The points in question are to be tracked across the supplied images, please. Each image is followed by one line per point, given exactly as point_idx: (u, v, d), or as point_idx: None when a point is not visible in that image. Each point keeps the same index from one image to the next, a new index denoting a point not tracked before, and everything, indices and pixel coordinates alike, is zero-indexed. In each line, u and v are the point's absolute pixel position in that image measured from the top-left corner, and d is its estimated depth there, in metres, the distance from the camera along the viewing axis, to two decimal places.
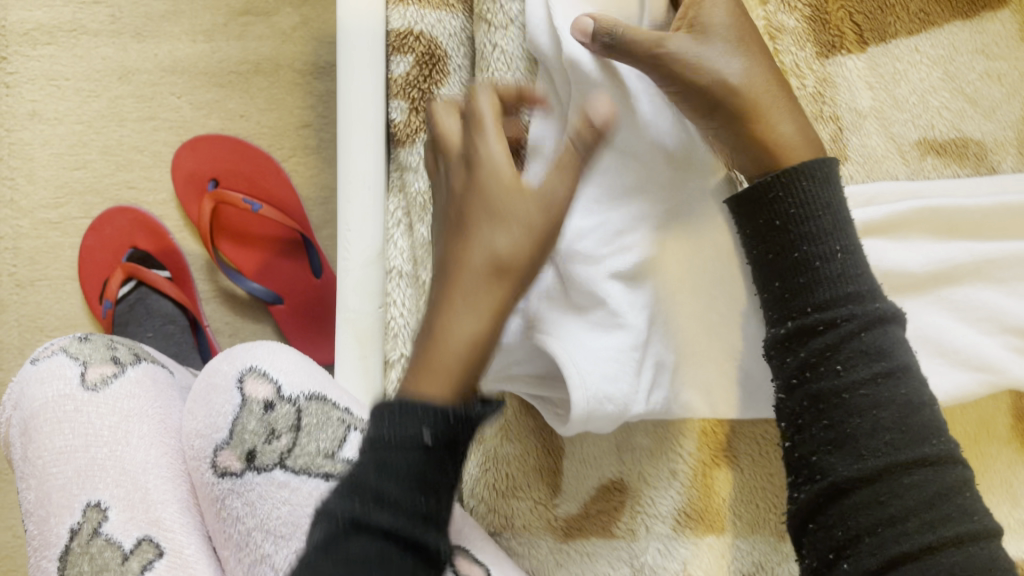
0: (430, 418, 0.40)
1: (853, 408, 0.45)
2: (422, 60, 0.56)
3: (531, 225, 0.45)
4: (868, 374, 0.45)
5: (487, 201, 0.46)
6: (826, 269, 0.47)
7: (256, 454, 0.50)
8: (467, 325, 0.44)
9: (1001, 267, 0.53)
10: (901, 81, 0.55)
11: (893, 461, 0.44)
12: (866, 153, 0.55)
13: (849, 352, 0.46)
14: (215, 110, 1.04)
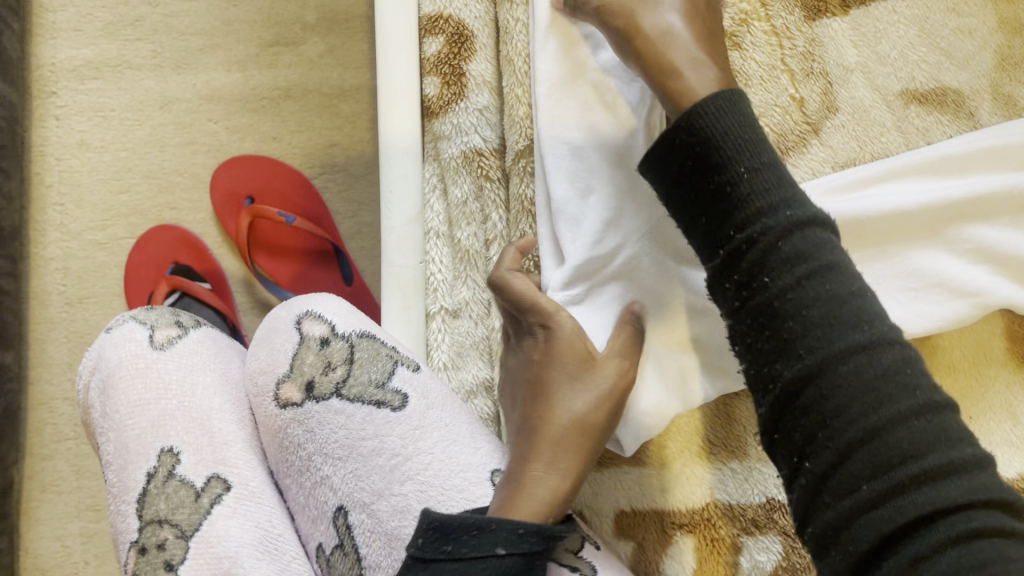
0: (502, 535, 0.46)
1: (789, 312, 0.40)
2: (452, 39, 0.62)
3: (610, 392, 0.50)
4: (795, 279, 0.40)
5: (565, 368, 0.51)
6: (755, 185, 0.42)
7: (313, 385, 0.55)
8: (548, 484, 0.49)
9: (997, 204, 0.55)
10: (882, 38, 0.61)
11: (828, 350, 0.39)
12: (855, 105, 0.60)
13: (774, 260, 0.40)
14: (249, 133, 1.11)
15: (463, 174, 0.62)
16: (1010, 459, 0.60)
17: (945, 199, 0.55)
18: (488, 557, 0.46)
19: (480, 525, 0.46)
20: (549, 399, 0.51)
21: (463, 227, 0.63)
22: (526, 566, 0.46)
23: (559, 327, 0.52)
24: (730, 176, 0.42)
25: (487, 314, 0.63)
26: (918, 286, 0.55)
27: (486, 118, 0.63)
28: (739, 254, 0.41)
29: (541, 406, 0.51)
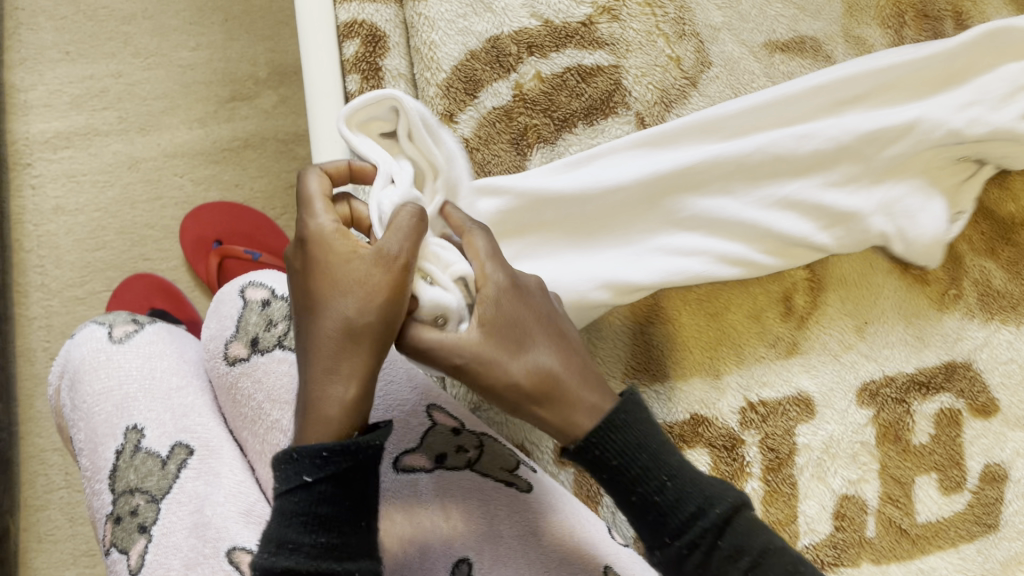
0: (303, 464, 0.47)
1: (658, 511, 0.49)
2: (367, 41, 0.70)
3: (366, 285, 0.48)
4: (657, 477, 0.49)
5: (330, 270, 0.49)
6: (613, 453, 0.49)
7: (258, 340, 0.60)
8: (336, 392, 0.48)
9: (833, 147, 0.64)
10: (742, 0, 0.70)
11: (699, 552, 0.48)
12: (726, 58, 0.69)
13: (699, 529, 0.48)
14: (213, 183, 1.19)
15: None
16: (906, 356, 0.67)
17: (781, 147, 0.63)
18: (297, 489, 0.48)
19: (289, 459, 0.48)
20: (319, 300, 0.49)
21: None
22: (338, 489, 0.48)
23: (324, 226, 0.50)
24: (619, 433, 0.49)
25: None
26: (817, 200, 0.63)
27: None
28: (655, 529, 0.50)
29: (318, 314, 0.49)
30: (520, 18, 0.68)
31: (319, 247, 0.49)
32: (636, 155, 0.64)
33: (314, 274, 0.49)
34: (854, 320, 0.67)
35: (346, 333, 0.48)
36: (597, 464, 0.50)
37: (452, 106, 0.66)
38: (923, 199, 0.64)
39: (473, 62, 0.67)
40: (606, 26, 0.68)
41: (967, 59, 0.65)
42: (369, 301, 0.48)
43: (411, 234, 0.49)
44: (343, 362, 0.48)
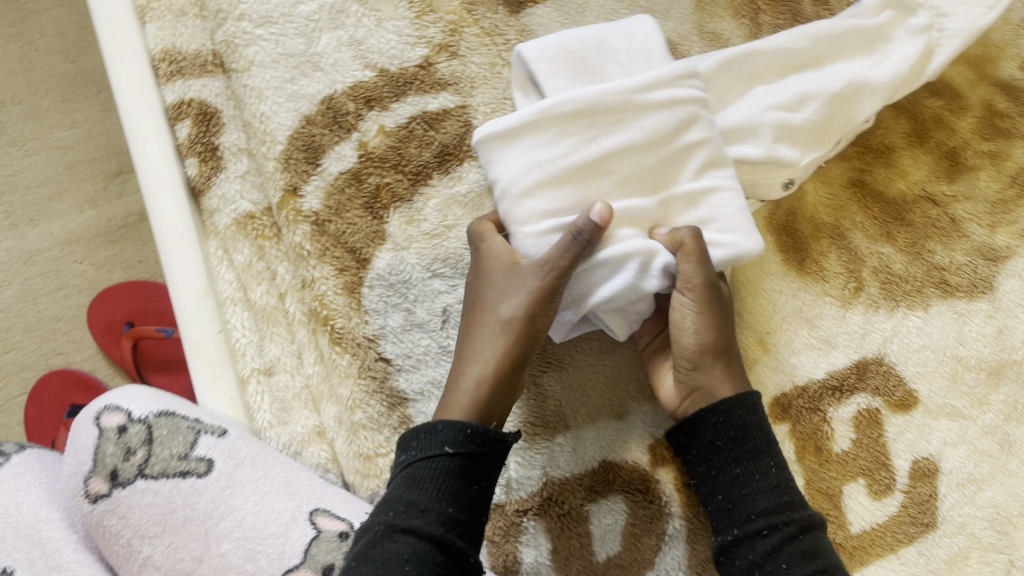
0: (447, 436, 0.50)
1: (736, 495, 0.54)
2: (199, 120, 0.66)
3: (537, 293, 0.52)
4: (765, 458, 0.54)
5: (492, 277, 0.54)
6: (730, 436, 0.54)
7: (116, 473, 0.56)
8: (472, 374, 0.53)
9: (677, 130, 0.56)
10: (585, 12, 0.65)
11: (776, 537, 0.52)
12: None
13: (791, 551, 0.51)
14: (115, 265, 1.05)
15: (241, 239, 0.65)
16: (816, 361, 0.63)
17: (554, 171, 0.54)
18: (436, 458, 0.50)
19: (428, 429, 0.51)
20: (479, 297, 0.54)
21: (256, 288, 0.65)
22: (469, 466, 0.50)
23: (493, 246, 0.55)
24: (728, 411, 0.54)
25: (301, 363, 0.65)
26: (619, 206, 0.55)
27: (249, 183, 0.66)
28: (728, 509, 0.54)
29: (472, 314, 0.55)
30: (352, 71, 0.63)
31: (495, 262, 0.54)
32: (494, 135, 0.55)
33: (478, 285, 0.55)
34: (755, 333, 0.63)
35: (510, 324, 0.53)
36: (712, 429, 0.54)
37: (291, 179, 0.62)
38: (738, 198, 0.56)
39: (310, 127, 0.63)
40: (445, 65, 0.64)
41: (732, 75, 0.60)
42: (522, 306, 0.52)
43: (572, 252, 0.51)
44: (488, 351, 0.53)
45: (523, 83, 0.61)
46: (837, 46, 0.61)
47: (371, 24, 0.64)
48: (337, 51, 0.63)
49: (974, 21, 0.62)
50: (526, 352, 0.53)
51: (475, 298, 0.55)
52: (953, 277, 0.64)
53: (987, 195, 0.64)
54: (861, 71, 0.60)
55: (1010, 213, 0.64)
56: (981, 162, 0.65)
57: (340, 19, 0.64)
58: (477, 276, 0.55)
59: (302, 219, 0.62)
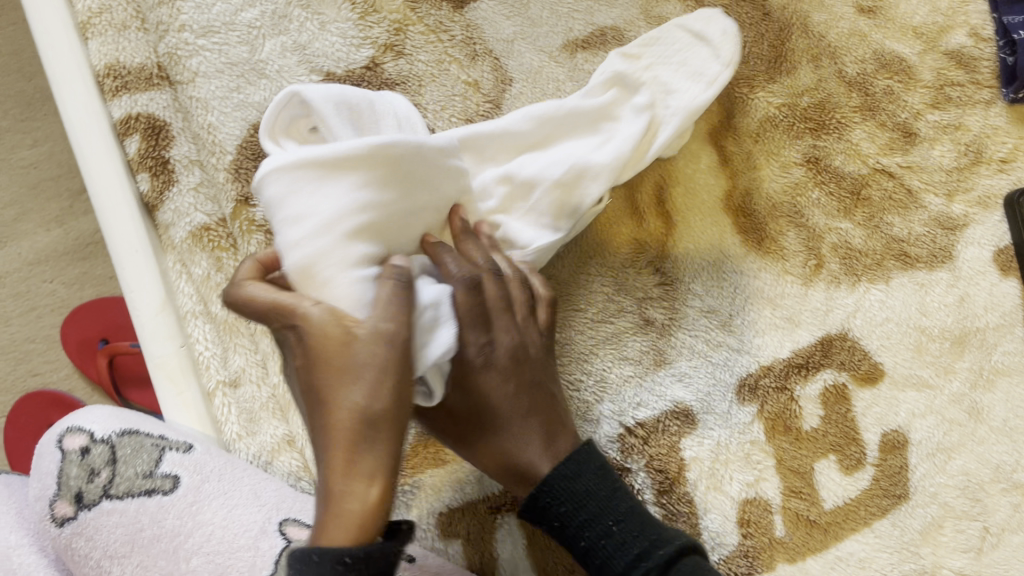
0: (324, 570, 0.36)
1: (599, 559, 0.48)
2: (148, 133, 0.65)
3: (381, 364, 0.40)
4: (602, 521, 0.48)
5: (322, 359, 0.40)
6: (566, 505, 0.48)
7: (82, 495, 0.56)
8: (346, 492, 0.38)
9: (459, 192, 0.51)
10: (530, 4, 0.65)
11: None
12: (524, 70, 0.64)
13: None
14: (86, 281, 0.98)
15: (198, 252, 0.64)
16: (780, 340, 0.63)
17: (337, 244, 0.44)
18: None
19: (306, 567, 0.36)
20: (318, 382, 0.40)
21: (216, 300, 0.64)
22: None
23: (314, 311, 0.41)
24: (551, 488, 0.49)
25: (267, 372, 0.64)
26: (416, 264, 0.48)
27: (202, 195, 0.65)
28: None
29: (320, 406, 0.40)
30: (298, 76, 0.63)
31: (318, 336, 0.40)
32: (305, 169, 0.43)
33: (312, 366, 0.40)
34: (718, 316, 0.63)
35: (361, 420, 0.39)
36: (544, 514, 0.49)
37: (244, 189, 0.62)
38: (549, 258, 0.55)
39: (259, 135, 0.62)
40: (392, 64, 0.63)
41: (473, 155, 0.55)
42: (366, 385, 0.39)
43: (393, 305, 0.41)
44: (370, 453, 0.39)
45: (274, 131, 0.51)
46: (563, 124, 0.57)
47: (315, 27, 0.63)
48: (281, 57, 0.63)
49: (694, 98, 0.59)
50: (394, 441, 0.40)
51: (309, 384, 0.41)
52: (912, 248, 0.64)
53: (941, 164, 0.64)
54: (582, 154, 0.56)
55: (965, 180, 0.64)
56: (935, 133, 0.65)
57: (283, 24, 0.63)
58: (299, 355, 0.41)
59: (258, 228, 0.62)
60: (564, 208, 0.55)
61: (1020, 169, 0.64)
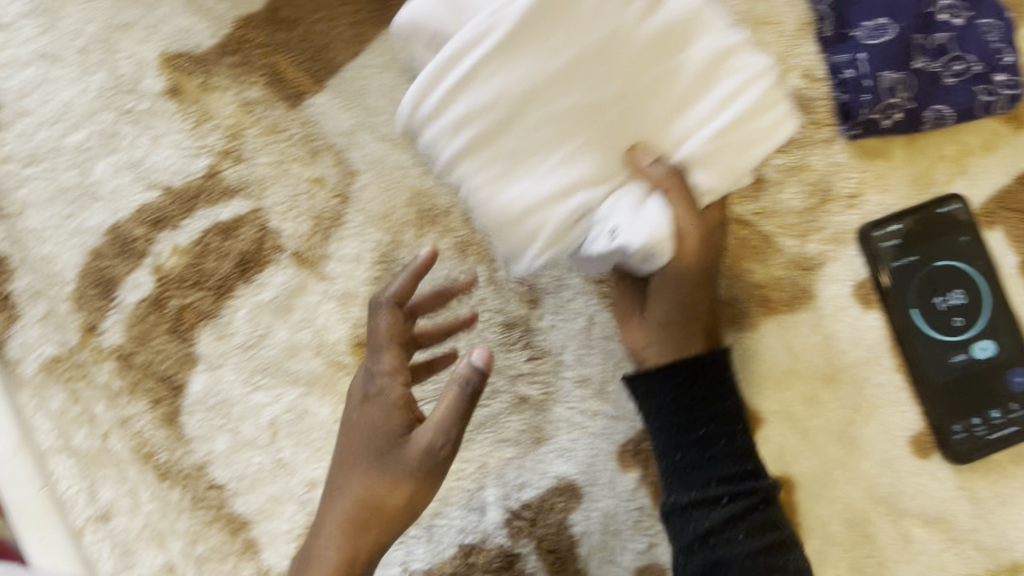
0: None
1: (704, 455, 0.57)
2: None
3: (406, 470, 0.48)
4: (733, 424, 0.58)
5: (372, 423, 0.50)
6: (706, 413, 0.57)
7: None
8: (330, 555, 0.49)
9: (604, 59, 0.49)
10: (365, 95, 0.63)
11: (731, 505, 0.57)
12: (367, 161, 0.63)
13: (751, 524, 0.57)
14: None
15: (52, 386, 0.60)
16: None
17: (495, 116, 0.48)
18: None
19: None
20: (349, 443, 0.50)
21: (77, 433, 0.60)
22: None
23: (386, 389, 0.50)
24: (698, 365, 0.57)
25: (138, 502, 0.60)
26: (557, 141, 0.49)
27: (51, 326, 0.61)
28: (686, 468, 0.57)
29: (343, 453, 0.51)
30: (136, 195, 0.61)
31: (380, 406, 0.50)
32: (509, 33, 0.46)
33: (354, 421, 0.50)
34: (592, 386, 0.62)
35: (367, 503, 0.49)
36: (695, 377, 0.57)
37: (90, 317, 0.60)
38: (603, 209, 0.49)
39: (100, 260, 0.61)
40: (232, 171, 0.62)
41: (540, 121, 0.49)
42: (383, 475, 0.49)
43: (451, 407, 0.48)
44: (365, 533, 0.49)
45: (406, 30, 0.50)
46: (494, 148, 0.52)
47: (147, 142, 0.62)
48: (115, 176, 0.61)
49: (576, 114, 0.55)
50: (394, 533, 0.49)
51: (349, 439, 0.50)
52: (772, 292, 0.64)
53: (792, 207, 0.65)
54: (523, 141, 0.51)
55: (816, 220, 0.65)
56: (781, 176, 0.65)
57: (114, 142, 0.62)
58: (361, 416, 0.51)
59: (108, 355, 0.60)
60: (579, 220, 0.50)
61: (868, 203, 0.65)
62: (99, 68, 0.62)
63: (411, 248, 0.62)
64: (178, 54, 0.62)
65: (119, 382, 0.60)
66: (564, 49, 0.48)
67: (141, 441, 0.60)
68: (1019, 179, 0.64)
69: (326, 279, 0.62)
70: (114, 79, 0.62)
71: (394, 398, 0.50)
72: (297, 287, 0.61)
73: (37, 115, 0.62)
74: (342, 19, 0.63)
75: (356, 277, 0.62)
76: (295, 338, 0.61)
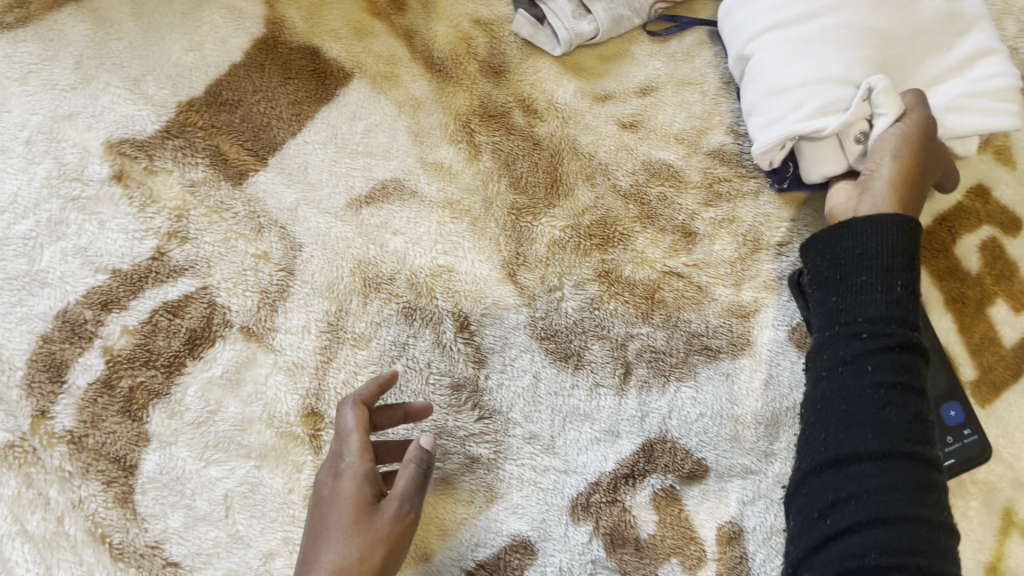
0: None
1: (849, 298, 0.52)
2: None
3: (377, 532, 0.52)
4: (878, 257, 0.51)
5: (343, 499, 0.53)
6: (870, 257, 0.52)
7: None
8: None
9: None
10: (307, 170, 0.66)
11: (875, 342, 0.49)
12: (313, 233, 0.65)
13: (878, 371, 0.48)
14: None
15: (4, 472, 0.60)
16: (603, 455, 0.64)
17: (784, 21, 0.61)
18: None
19: None
20: (319, 523, 0.53)
21: (31, 517, 0.59)
22: None
23: (353, 466, 0.55)
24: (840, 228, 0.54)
25: None
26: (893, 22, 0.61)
27: (2, 413, 0.60)
28: (838, 311, 0.52)
29: (312, 534, 0.53)
30: (84, 279, 0.62)
31: (351, 481, 0.54)
32: None
33: (325, 505, 0.54)
34: (541, 442, 0.64)
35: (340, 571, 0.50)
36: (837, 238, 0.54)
37: (41, 403, 0.61)
38: (842, 104, 0.59)
39: (49, 344, 0.61)
40: (178, 251, 0.63)
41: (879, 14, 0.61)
42: (356, 539, 0.51)
43: (413, 477, 0.54)
44: None
45: None
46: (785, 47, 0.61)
47: (93, 228, 0.63)
48: (62, 263, 0.62)
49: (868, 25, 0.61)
50: None
51: (319, 518, 0.53)
52: (712, 340, 0.66)
53: (724, 257, 0.67)
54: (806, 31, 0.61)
55: (748, 269, 0.67)
56: (712, 229, 0.68)
57: (60, 230, 0.63)
58: (330, 494, 0.54)
59: (60, 440, 0.60)
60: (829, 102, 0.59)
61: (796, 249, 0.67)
62: (43, 158, 0.64)
63: (358, 316, 0.64)
64: (122, 140, 0.64)
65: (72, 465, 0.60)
66: (840, 57, 0.60)
67: (93, 525, 0.59)
68: (934, 220, 0.68)
69: (275, 351, 0.63)
70: (60, 168, 0.64)
71: (364, 475, 0.54)
72: (246, 361, 0.63)
73: None
74: (282, 99, 0.67)
75: (304, 348, 0.63)
76: (246, 412, 0.62)
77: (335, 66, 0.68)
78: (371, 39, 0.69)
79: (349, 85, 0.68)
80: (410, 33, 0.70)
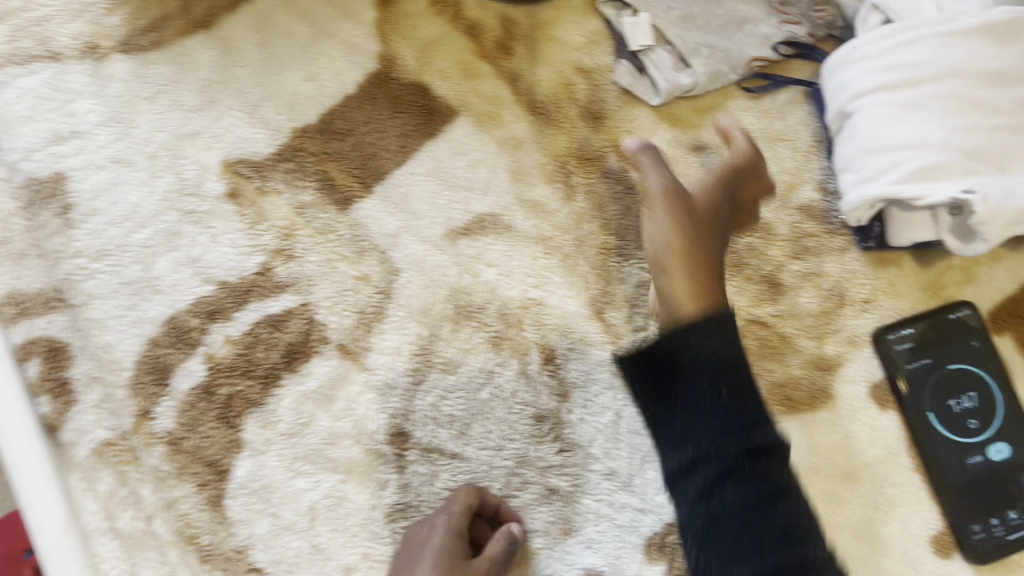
0: None
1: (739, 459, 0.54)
2: (47, 356, 0.65)
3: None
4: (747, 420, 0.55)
5: (435, 549, 0.57)
6: (701, 444, 0.54)
7: None
8: None
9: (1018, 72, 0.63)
10: (410, 200, 0.69)
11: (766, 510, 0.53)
12: (412, 259, 0.68)
13: (770, 538, 0.53)
14: None
15: (101, 468, 0.63)
16: None
17: (888, 86, 0.64)
18: None
19: None
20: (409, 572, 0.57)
21: (121, 514, 0.62)
22: None
23: (446, 524, 0.59)
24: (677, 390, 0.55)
25: None
26: (998, 100, 0.63)
27: (105, 411, 0.64)
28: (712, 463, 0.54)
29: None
30: (193, 289, 0.66)
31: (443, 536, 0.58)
32: (919, 47, 0.64)
33: (414, 556, 0.58)
34: (619, 478, 0.65)
35: None
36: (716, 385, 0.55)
37: (145, 402, 0.64)
38: (940, 176, 0.61)
39: (156, 348, 0.64)
40: (283, 268, 0.66)
41: (984, 91, 0.63)
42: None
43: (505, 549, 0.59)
44: None
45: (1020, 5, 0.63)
46: (888, 112, 0.64)
47: (206, 241, 0.66)
48: (175, 272, 0.66)
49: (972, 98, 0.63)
50: None
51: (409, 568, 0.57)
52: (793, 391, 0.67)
53: (809, 309, 0.68)
54: (910, 99, 0.63)
55: (832, 323, 0.68)
56: (798, 280, 0.69)
57: (175, 241, 0.66)
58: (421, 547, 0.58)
59: (157, 441, 0.63)
60: (929, 172, 0.61)
61: (881, 307, 0.68)
62: (165, 173, 0.67)
63: (448, 342, 0.66)
64: (239, 160, 0.68)
65: (170, 465, 0.63)
66: (943, 125, 0.62)
67: (183, 524, 0.62)
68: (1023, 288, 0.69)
69: (368, 370, 0.65)
70: (179, 183, 0.67)
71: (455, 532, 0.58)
72: (339, 379, 0.65)
73: (107, 215, 0.66)
74: (390, 132, 0.70)
75: (395, 368, 0.65)
76: (337, 426, 0.64)
77: (442, 104, 0.71)
78: (477, 80, 0.72)
79: (455, 122, 0.71)
80: (515, 77, 0.73)
